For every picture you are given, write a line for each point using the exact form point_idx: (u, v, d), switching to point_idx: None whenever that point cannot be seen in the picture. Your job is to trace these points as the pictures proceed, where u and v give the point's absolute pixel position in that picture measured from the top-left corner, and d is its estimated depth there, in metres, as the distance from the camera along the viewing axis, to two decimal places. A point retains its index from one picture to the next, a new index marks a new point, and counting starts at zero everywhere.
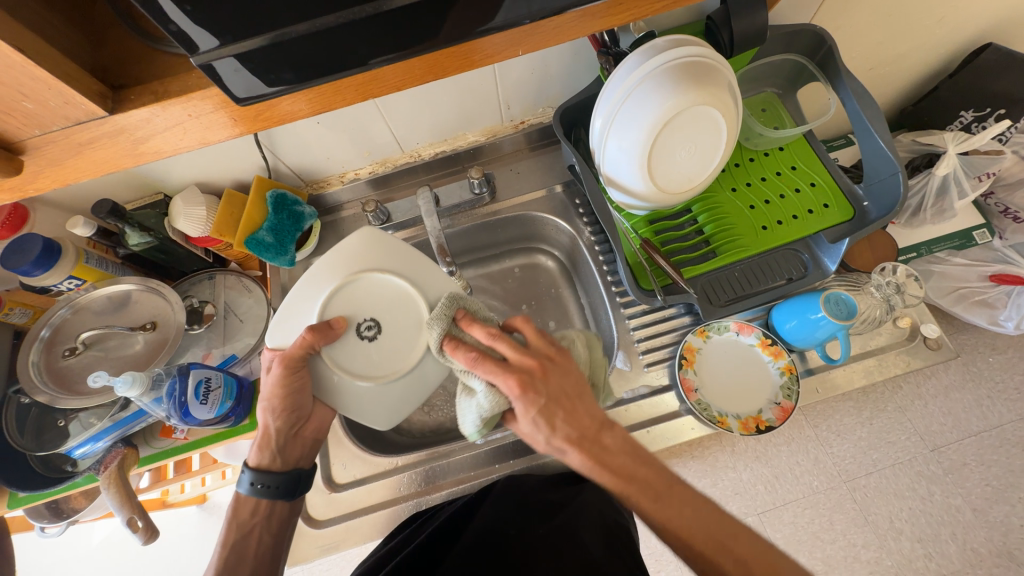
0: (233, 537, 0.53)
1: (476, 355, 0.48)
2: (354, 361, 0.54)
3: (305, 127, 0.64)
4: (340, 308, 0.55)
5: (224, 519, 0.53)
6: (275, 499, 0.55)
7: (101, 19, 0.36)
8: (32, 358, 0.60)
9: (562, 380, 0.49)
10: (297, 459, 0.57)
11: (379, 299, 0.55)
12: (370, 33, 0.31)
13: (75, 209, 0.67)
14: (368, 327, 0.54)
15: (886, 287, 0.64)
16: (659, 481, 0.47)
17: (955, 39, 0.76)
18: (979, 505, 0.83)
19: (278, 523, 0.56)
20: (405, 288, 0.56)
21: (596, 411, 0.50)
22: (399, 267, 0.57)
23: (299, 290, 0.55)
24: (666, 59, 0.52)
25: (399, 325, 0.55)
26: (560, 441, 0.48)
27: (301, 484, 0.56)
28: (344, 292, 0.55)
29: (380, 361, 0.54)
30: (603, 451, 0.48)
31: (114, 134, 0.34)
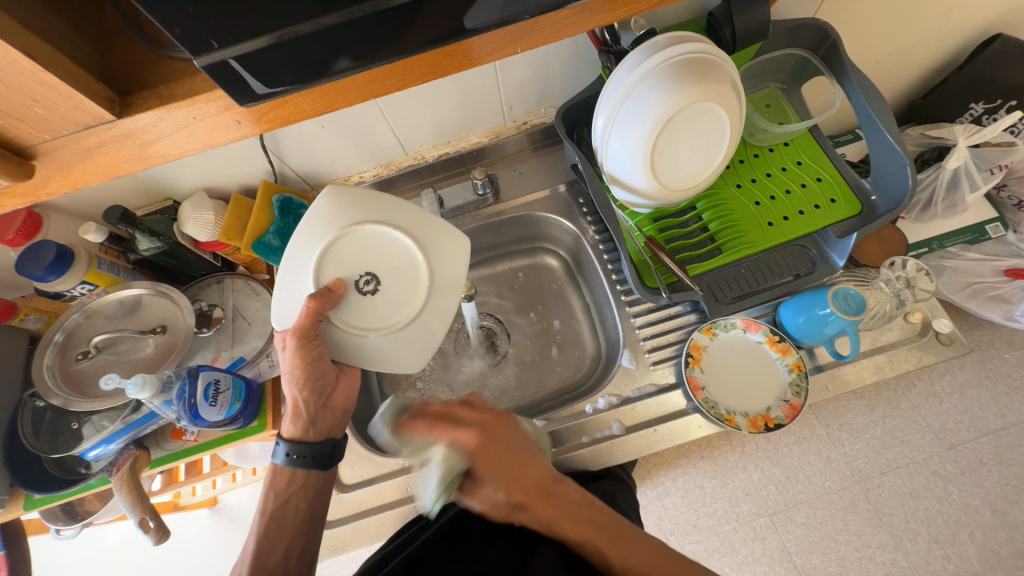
0: (271, 506, 0.54)
1: (435, 420, 0.50)
2: (364, 317, 0.53)
3: (310, 130, 0.64)
4: (334, 271, 0.54)
5: (261, 490, 0.54)
6: (311, 469, 0.55)
7: (108, 27, 0.37)
8: (46, 362, 0.61)
9: (511, 437, 0.50)
10: (329, 429, 0.58)
11: (372, 251, 0.55)
12: (369, 32, 0.32)
13: (86, 215, 0.68)
14: (366, 282, 0.54)
15: (896, 282, 0.63)
16: (614, 525, 0.47)
17: (963, 30, 0.75)
18: (997, 505, 0.81)
19: (315, 492, 0.56)
20: (394, 234, 0.55)
21: (543, 467, 0.49)
22: (385, 215, 0.56)
23: (289, 260, 0.54)
24: (667, 57, 0.52)
25: (400, 273, 0.54)
26: (515, 498, 0.47)
27: (334, 454, 0.57)
28: (335, 252, 0.54)
29: (387, 310, 0.54)
30: (557, 501, 0.48)
31: (122, 138, 0.35)
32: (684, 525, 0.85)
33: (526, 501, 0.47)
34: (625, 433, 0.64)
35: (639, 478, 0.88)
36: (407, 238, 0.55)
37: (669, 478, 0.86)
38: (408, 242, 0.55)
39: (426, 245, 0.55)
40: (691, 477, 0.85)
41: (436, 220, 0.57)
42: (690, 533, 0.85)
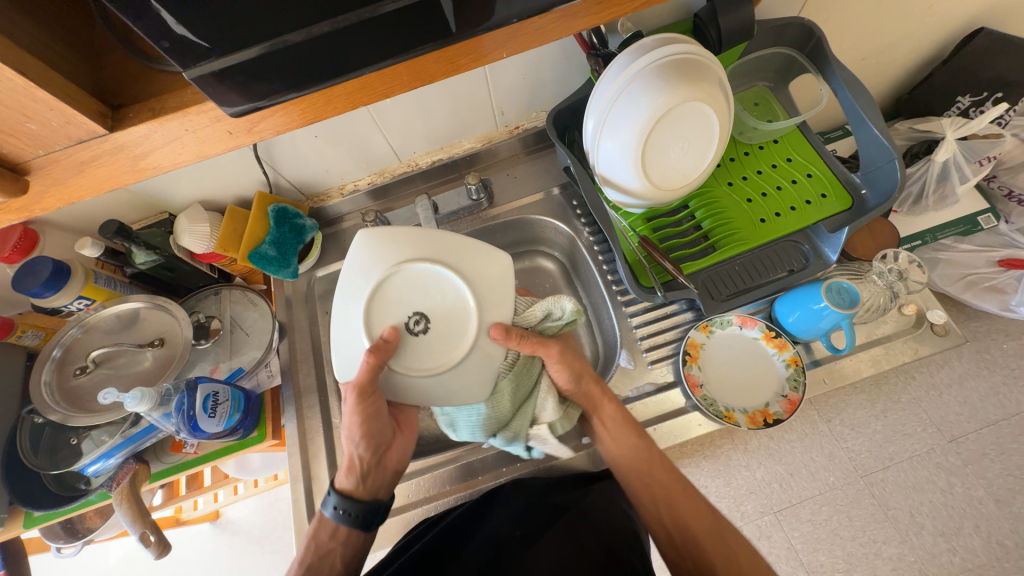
0: (310, 557, 0.54)
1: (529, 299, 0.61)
2: (422, 358, 0.54)
3: (303, 140, 0.65)
4: (384, 319, 0.54)
5: (302, 541, 0.55)
6: (354, 527, 0.56)
7: (99, 43, 0.37)
8: (44, 378, 0.61)
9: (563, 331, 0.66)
10: (378, 487, 0.58)
11: (420, 291, 0.55)
12: (356, 42, 0.32)
13: (83, 231, 0.69)
14: (417, 322, 0.54)
15: (889, 275, 0.64)
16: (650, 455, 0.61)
17: (945, 26, 0.76)
18: (1001, 496, 0.81)
19: (353, 552, 0.56)
20: (441, 272, 0.55)
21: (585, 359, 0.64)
22: (429, 252, 0.56)
23: (337, 316, 0.54)
24: (655, 58, 0.52)
25: (449, 308, 0.55)
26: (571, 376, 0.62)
27: (380, 513, 0.57)
28: (385, 294, 0.54)
29: (444, 351, 0.54)
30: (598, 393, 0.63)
31: (114, 151, 0.35)
32: None
33: (585, 374, 0.62)
34: None
35: None
36: (455, 272, 0.55)
37: None
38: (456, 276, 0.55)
39: (475, 279, 0.56)
40: (695, 477, 0.85)
41: (482, 249, 0.57)
42: None
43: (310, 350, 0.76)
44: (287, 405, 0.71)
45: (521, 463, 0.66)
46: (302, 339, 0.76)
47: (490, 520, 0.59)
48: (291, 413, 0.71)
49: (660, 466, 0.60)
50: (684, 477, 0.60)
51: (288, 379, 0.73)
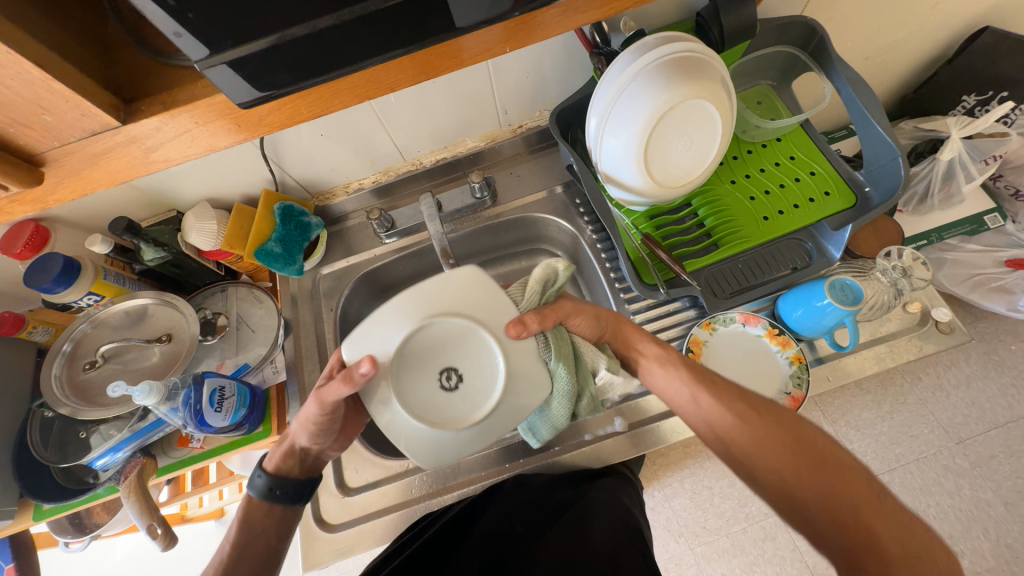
0: (242, 536, 0.54)
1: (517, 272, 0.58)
2: (478, 393, 0.49)
3: (309, 138, 0.66)
4: (427, 401, 0.49)
5: (234, 518, 0.55)
6: (287, 503, 0.57)
7: (113, 39, 0.38)
8: (54, 371, 0.62)
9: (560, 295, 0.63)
10: (313, 469, 0.59)
11: (431, 350, 0.49)
12: (363, 35, 0.33)
13: (93, 228, 0.70)
14: (448, 376, 0.49)
15: (893, 272, 0.63)
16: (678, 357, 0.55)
17: (950, 25, 0.76)
18: (1010, 499, 0.80)
19: (284, 528, 0.57)
20: (431, 325, 0.48)
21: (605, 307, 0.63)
22: (399, 317, 0.48)
23: (392, 433, 0.49)
24: (658, 55, 0.53)
25: (464, 347, 0.49)
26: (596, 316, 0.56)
27: (310, 490, 0.58)
28: (406, 385, 0.49)
29: (492, 379, 0.49)
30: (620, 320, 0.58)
31: (126, 144, 0.36)
32: (692, 526, 0.85)
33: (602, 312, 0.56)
34: (628, 429, 0.64)
35: (645, 479, 0.87)
36: (437, 317, 0.48)
37: (677, 479, 0.86)
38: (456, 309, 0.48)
39: (474, 299, 0.49)
40: (698, 478, 0.85)
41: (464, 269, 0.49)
42: (698, 535, 0.84)
43: (314, 347, 0.77)
44: (292, 401, 0.73)
45: (526, 458, 0.63)
46: (307, 336, 0.77)
47: (488, 512, 0.62)
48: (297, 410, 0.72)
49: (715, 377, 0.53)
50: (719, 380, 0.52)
51: (293, 375, 0.74)
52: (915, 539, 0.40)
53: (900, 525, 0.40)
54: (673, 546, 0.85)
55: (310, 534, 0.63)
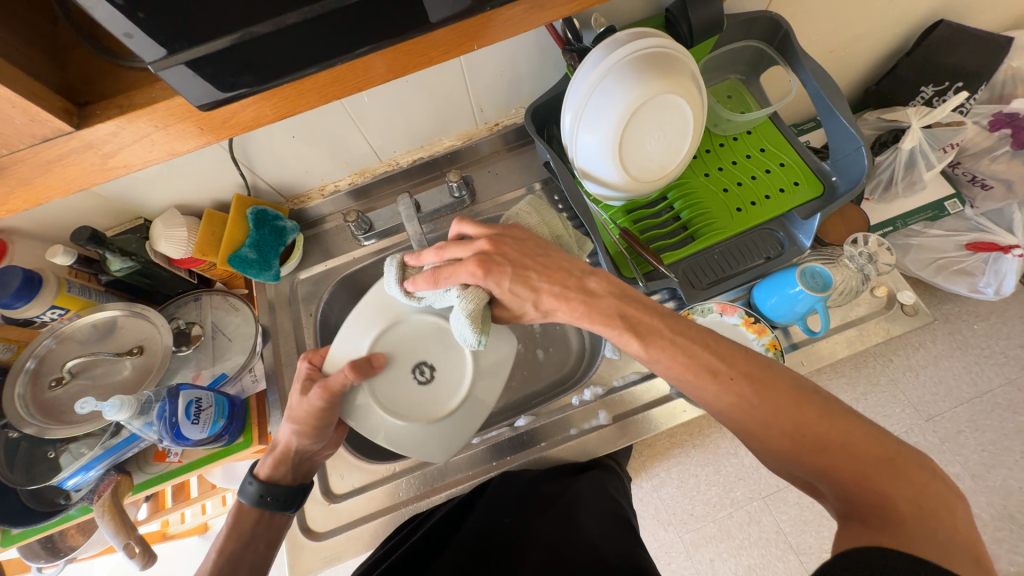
0: (231, 546, 0.53)
1: (434, 274, 0.52)
2: (448, 370, 0.60)
3: (280, 140, 0.64)
4: (410, 399, 0.58)
5: (223, 528, 0.54)
6: (276, 511, 0.56)
7: (64, 41, 0.37)
8: (17, 391, 0.59)
9: (520, 246, 0.54)
10: (304, 475, 0.59)
11: (395, 356, 0.59)
12: (326, 33, 0.32)
13: (53, 239, 0.67)
14: (419, 370, 0.59)
15: (859, 258, 0.65)
16: (651, 316, 0.49)
17: (908, 20, 0.79)
18: (976, 470, 0.84)
19: (275, 533, 0.56)
20: (383, 332, 0.58)
21: (569, 261, 0.54)
22: (356, 336, 0.58)
23: (392, 440, 0.57)
24: (630, 51, 0.53)
25: (422, 341, 0.60)
26: (542, 300, 0.53)
27: (300, 500, 0.57)
28: (384, 395, 0.58)
29: (455, 357, 0.60)
30: (588, 294, 0.52)
31: (81, 150, 0.35)
32: (680, 514, 0.86)
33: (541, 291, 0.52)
34: (612, 422, 0.65)
35: (633, 471, 0.88)
36: (386, 323, 0.58)
37: (664, 469, 0.87)
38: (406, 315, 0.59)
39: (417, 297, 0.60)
40: (685, 467, 0.86)
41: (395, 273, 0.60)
42: (686, 522, 0.86)
43: (293, 353, 0.75)
44: (273, 410, 0.72)
45: (512, 455, 0.65)
46: (286, 342, 0.76)
47: (472, 515, 0.59)
48: (278, 418, 0.71)
49: (697, 342, 0.46)
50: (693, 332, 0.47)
51: (273, 383, 0.73)
52: (926, 492, 0.36)
53: (906, 477, 0.36)
54: (662, 535, 0.86)
55: (296, 543, 0.62)
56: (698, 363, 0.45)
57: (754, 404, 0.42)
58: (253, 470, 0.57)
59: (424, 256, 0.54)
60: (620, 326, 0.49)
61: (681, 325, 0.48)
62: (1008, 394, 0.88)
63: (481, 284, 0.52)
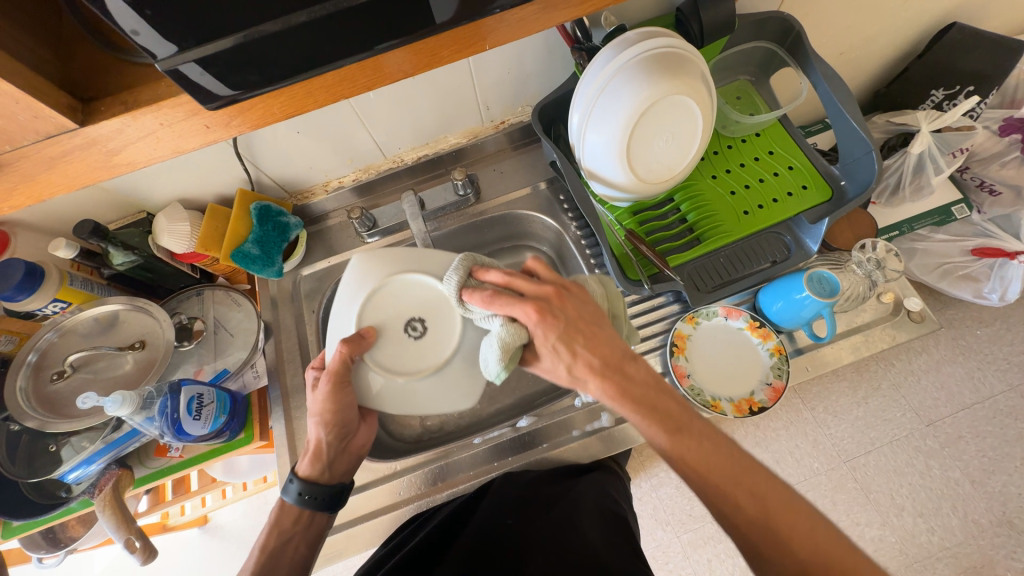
0: (273, 543, 0.54)
1: (490, 295, 0.51)
2: (441, 317, 0.58)
3: (285, 136, 0.64)
4: (418, 353, 0.57)
5: (265, 525, 0.55)
6: (317, 510, 0.57)
7: (68, 35, 0.36)
8: (19, 384, 0.59)
9: (580, 307, 0.52)
10: (342, 474, 0.59)
11: (385, 321, 0.57)
12: (334, 32, 0.32)
13: (56, 232, 0.67)
14: (413, 327, 0.57)
15: (867, 264, 0.66)
16: (681, 415, 0.47)
17: (920, 22, 0.78)
18: (976, 476, 0.84)
19: (316, 533, 0.57)
20: (365, 303, 0.57)
21: (617, 342, 0.52)
22: (344, 311, 0.57)
23: (414, 398, 0.56)
24: (640, 51, 0.53)
25: (407, 299, 0.58)
26: (580, 368, 0.50)
27: (342, 499, 0.58)
28: (389, 355, 0.56)
29: (444, 304, 0.58)
30: (624, 378, 0.49)
31: (85, 146, 0.34)
32: (678, 514, 0.86)
33: (580, 360, 0.50)
34: (615, 425, 0.65)
35: (632, 471, 0.88)
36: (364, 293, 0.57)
37: (663, 469, 0.87)
38: (378, 286, 0.57)
39: (382, 264, 0.58)
40: None
41: (358, 256, 0.59)
42: (684, 522, 0.86)
43: (295, 349, 0.74)
44: (274, 406, 0.70)
45: (513, 456, 0.65)
46: (288, 338, 0.75)
47: (479, 511, 0.59)
48: (279, 413, 0.70)
49: (724, 450, 0.45)
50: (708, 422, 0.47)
51: (274, 380, 0.72)
52: None
53: None
54: (660, 535, 0.86)
55: None
56: (720, 477, 0.44)
57: (772, 527, 0.41)
58: (294, 470, 0.58)
59: (491, 275, 0.53)
60: (647, 419, 0.47)
61: (709, 430, 0.47)
62: (1010, 400, 0.88)
63: (529, 327, 0.50)
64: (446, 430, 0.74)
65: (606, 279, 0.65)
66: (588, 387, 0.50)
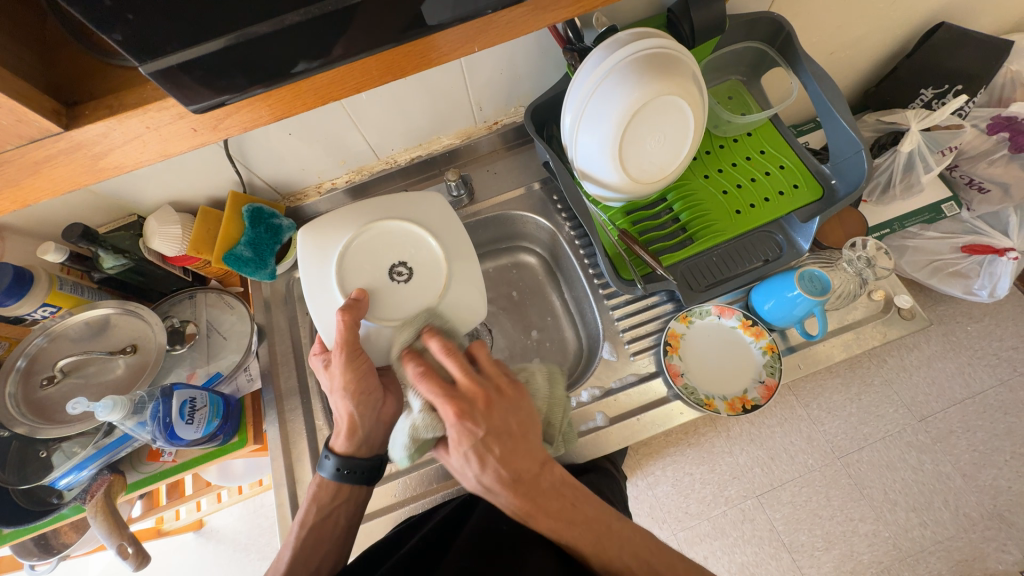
0: (313, 518, 0.56)
1: (423, 370, 0.49)
2: (416, 261, 0.61)
3: (276, 137, 0.63)
4: (416, 293, 0.59)
5: (305, 503, 0.57)
6: (356, 484, 0.57)
7: (52, 39, 0.36)
8: (8, 390, 0.58)
9: (509, 414, 0.49)
10: (378, 446, 0.59)
11: (370, 280, 0.59)
12: (323, 35, 0.32)
13: (45, 236, 0.66)
14: (400, 275, 0.60)
15: (858, 262, 0.66)
16: (600, 524, 0.49)
17: (910, 21, 0.79)
18: (967, 470, 0.85)
19: (352, 511, 0.58)
20: (343, 270, 0.59)
21: (539, 452, 0.50)
22: (325, 282, 0.59)
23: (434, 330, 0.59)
24: (630, 52, 0.53)
25: (385, 254, 0.61)
26: (489, 480, 0.48)
27: (381, 469, 0.59)
28: (390, 301, 0.59)
29: (416, 247, 0.62)
30: (539, 493, 0.48)
31: (71, 151, 0.34)
32: (675, 512, 0.85)
33: (490, 474, 0.48)
34: (609, 424, 0.65)
35: (628, 470, 0.87)
36: (337, 264, 0.59)
37: (659, 467, 0.85)
38: (350, 242, 0.61)
39: (340, 229, 0.62)
40: (680, 465, 0.85)
41: (307, 237, 0.61)
42: (681, 520, 0.85)
43: (290, 352, 0.74)
44: (267, 409, 0.70)
45: None
46: (282, 341, 0.75)
47: (475, 514, 0.58)
48: (272, 417, 0.69)
49: (645, 551, 0.49)
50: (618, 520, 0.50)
51: (267, 383, 0.71)
52: None
53: None
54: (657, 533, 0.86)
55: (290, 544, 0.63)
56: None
57: None
58: (329, 446, 0.58)
59: (435, 344, 0.52)
60: (568, 536, 0.48)
61: (629, 530, 0.50)
62: (1000, 395, 0.89)
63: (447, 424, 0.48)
64: None
65: (557, 376, 0.58)
66: (500, 497, 0.48)
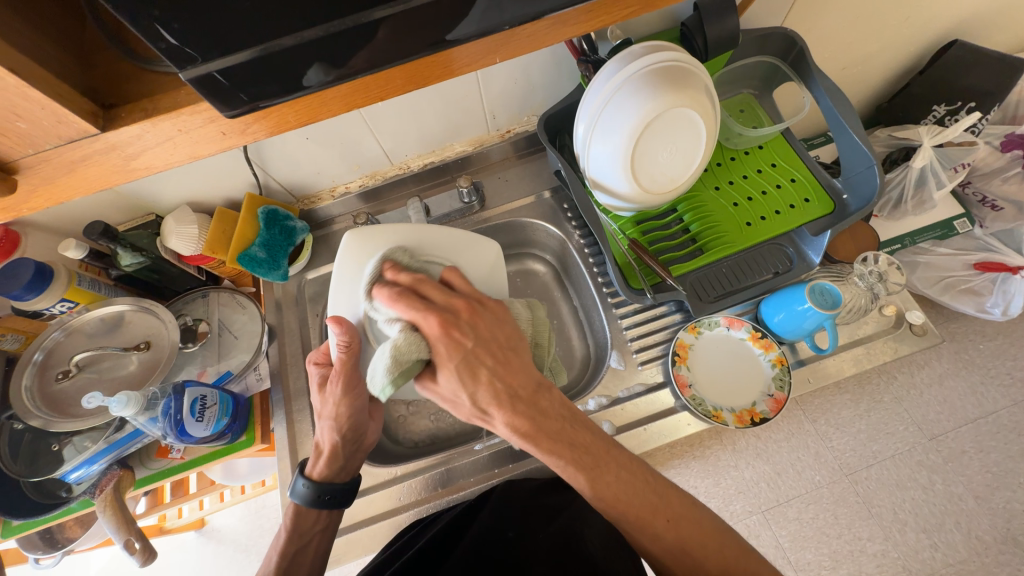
0: (293, 547, 0.57)
1: (400, 292, 0.51)
2: None
3: (294, 142, 0.65)
4: None
5: (284, 530, 0.57)
6: (331, 507, 0.59)
7: (90, 43, 0.37)
8: (25, 382, 0.59)
9: (493, 326, 0.52)
10: (352, 471, 0.61)
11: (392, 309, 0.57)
12: (348, 47, 0.33)
13: (66, 232, 0.67)
14: None
15: (869, 276, 0.66)
16: (597, 447, 0.50)
17: (923, 38, 0.79)
18: (980, 492, 0.83)
19: (327, 536, 0.60)
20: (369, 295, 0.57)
21: (532, 372, 0.51)
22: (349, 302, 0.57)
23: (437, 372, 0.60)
24: (644, 65, 0.54)
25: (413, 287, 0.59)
26: (482, 390, 0.50)
27: (353, 495, 0.60)
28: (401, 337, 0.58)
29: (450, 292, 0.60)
30: (541, 413, 0.49)
31: (105, 151, 0.35)
32: None
33: (480, 388, 0.50)
34: (616, 433, 0.65)
35: None
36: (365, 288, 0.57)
37: None
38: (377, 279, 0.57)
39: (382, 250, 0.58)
40: (684, 478, 0.83)
41: (350, 243, 0.58)
42: None
43: (299, 353, 0.75)
44: (276, 409, 0.71)
45: (514, 463, 0.66)
46: (292, 342, 0.75)
47: (479, 519, 0.58)
48: (280, 416, 0.70)
49: (639, 482, 0.49)
50: (613, 441, 0.51)
51: (277, 382, 0.72)
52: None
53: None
54: None
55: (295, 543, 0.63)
56: (636, 507, 0.48)
57: (686, 551, 0.47)
58: (303, 470, 0.60)
59: (403, 275, 0.54)
60: (566, 458, 0.48)
61: (626, 460, 0.50)
62: (1013, 416, 0.87)
63: (429, 339, 0.50)
64: (447, 436, 0.74)
65: (535, 303, 0.60)
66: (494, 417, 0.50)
